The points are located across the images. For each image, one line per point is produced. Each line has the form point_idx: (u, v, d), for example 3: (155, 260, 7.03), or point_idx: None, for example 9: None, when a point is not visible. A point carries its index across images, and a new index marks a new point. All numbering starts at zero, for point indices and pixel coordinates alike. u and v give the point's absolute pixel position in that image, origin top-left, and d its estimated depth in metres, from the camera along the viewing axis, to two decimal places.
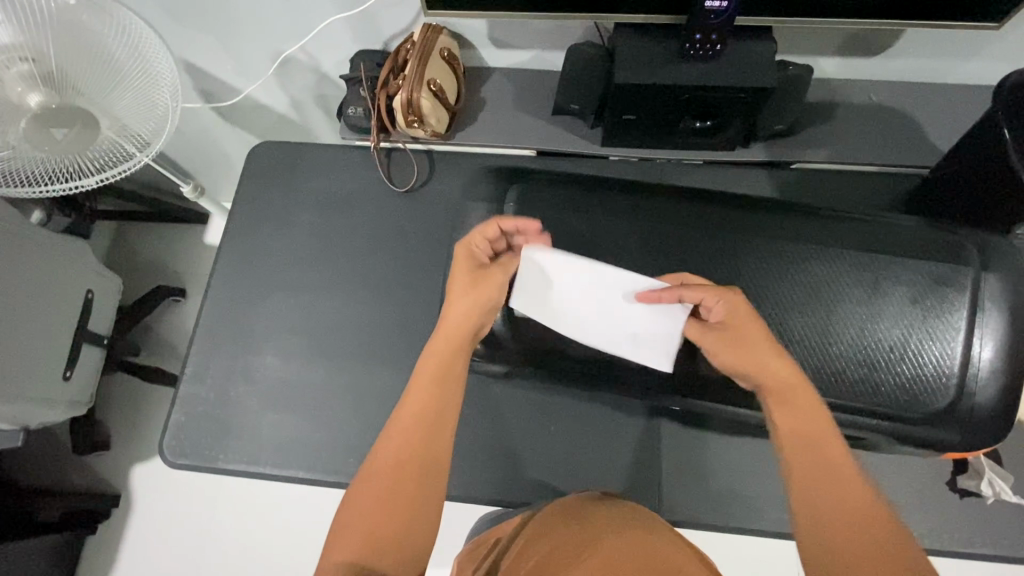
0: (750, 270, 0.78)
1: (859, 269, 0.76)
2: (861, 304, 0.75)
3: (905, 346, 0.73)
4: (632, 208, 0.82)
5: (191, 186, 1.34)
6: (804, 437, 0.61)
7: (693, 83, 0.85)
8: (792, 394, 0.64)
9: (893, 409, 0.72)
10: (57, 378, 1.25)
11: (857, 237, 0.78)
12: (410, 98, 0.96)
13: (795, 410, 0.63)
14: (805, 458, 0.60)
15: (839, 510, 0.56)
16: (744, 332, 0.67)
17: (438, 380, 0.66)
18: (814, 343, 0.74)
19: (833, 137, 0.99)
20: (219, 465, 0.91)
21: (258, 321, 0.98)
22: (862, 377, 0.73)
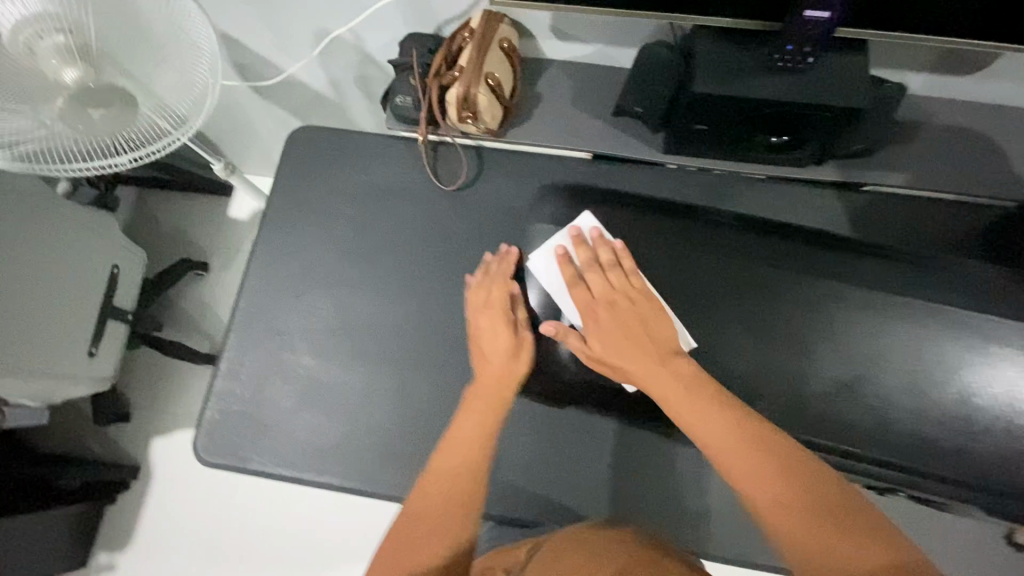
0: (815, 319, 0.85)
1: (919, 329, 0.82)
2: (914, 365, 0.81)
3: (952, 410, 0.79)
4: (715, 243, 0.89)
5: (222, 163, 1.28)
6: (719, 433, 0.70)
7: (775, 97, 0.79)
8: (673, 391, 0.75)
9: (928, 470, 0.79)
10: (82, 353, 1.23)
11: (897, 280, 0.84)
12: (466, 92, 0.90)
13: (686, 406, 0.74)
14: (728, 455, 0.68)
15: (787, 495, 0.65)
16: (606, 331, 0.81)
17: (474, 427, 0.79)
18: (861, 386, 0.81)
19: (913, 160, 0.93)
20: (253, 467, 0.90)
21: (295, 320, 0.95)
22: (906, 435, 0.80)
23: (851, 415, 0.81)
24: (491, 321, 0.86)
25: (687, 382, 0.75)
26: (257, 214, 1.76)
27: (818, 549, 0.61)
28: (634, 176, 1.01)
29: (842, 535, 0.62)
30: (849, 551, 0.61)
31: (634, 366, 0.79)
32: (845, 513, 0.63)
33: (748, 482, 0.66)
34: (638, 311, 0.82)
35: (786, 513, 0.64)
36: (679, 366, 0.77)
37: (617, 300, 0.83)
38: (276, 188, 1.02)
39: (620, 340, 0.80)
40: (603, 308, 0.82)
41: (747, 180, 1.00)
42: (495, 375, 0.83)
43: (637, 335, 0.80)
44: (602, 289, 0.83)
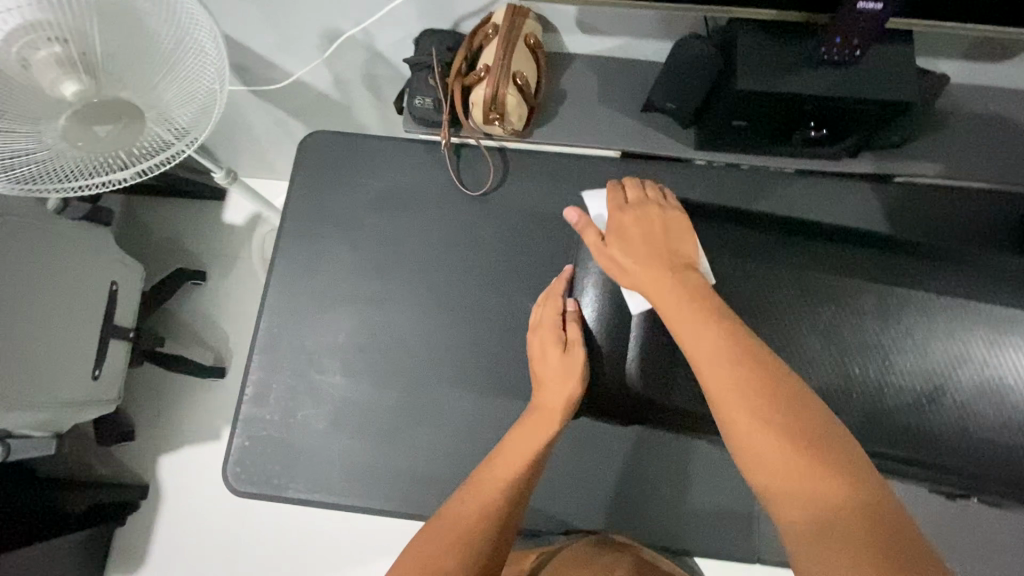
0: (829, 315, 0.74)
1: (946, 314, 0.71)
2: (951, 352, 0.69)
3: (1003, 399, 0.66)
4: (720, 248, 0.81)
5: (223, 171, 1.22)
6: (711, 337, 0.65)
7: (820, 92, 0.76)
8: (672, 295, 0.70)
9: (941, 458, 0.67)
10: (86, 378, 1.16)
11: (876, 269, 0.76)
12: (494, 92, 0.85)
13: (681, 309, 0.69)
14: (714, 355, 0.64)
15: (763, 405, 0.59)
16: (629, 244, 0.77)
17: (519, 456, 0.75)
18: (885, 370, 0.70)
19: (951, 149, 0.91)
20: (288, 494, 0.86)
21: (323, 339, 0.91)
22: (956, 433, 0.67)
23: (884, 417, 0.69)
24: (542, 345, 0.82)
25: (691, 291, 0.70)
26: (255, 219, 1.69)
27: (777, 461, 0.57)
28: (665, 175, 0.98)
29: (809, 456, 0.56)
30: (809, 472, 0.56)
31: (642, 273, 0.74)
32: (825, 441, 0.57)
33: (724, 381, 0.62)
34: (671, 235, 0.78)
35: (757, 420, 0.59)
36: (688, 279, 0.72)
37: (649, 223, 0.79)
38: (291, 200, 0.96)
39: (638, 251, 0.76)
40: (630, 225, 0.78)
41: (779, 176, 0.98)
42: (551, 402, 0.79)
43: (658, 246, 0.76)
44: (637, 207, 0.80)
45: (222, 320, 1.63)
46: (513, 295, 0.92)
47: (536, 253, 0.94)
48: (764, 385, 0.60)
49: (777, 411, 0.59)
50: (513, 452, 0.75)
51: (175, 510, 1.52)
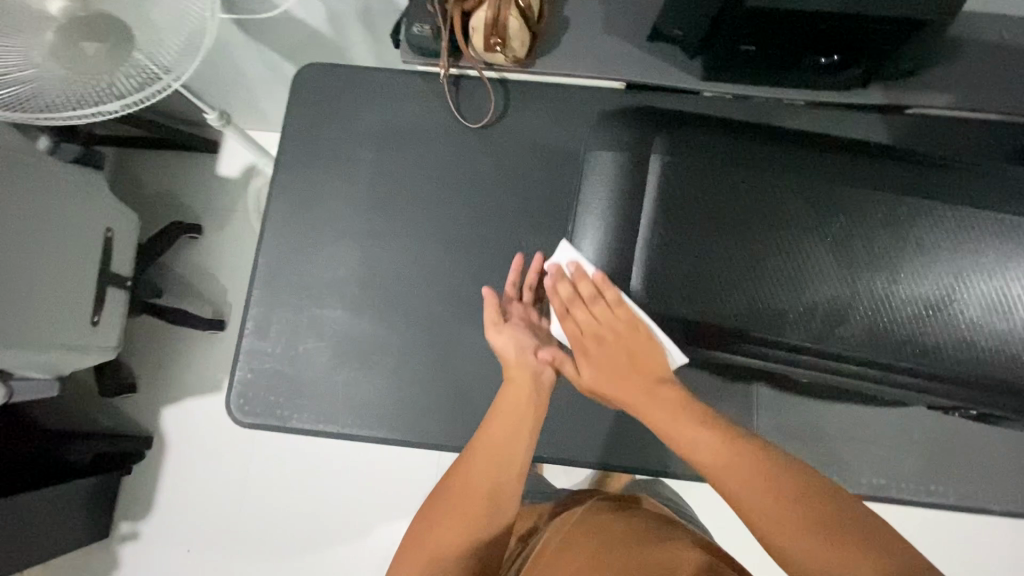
0: (846, 224, 0.66)
1: (958, 221, 0.65)
2: (954, 260, 0.63)
3: (1001, 306, 0.62)
4: (724, 152, 0.70)
5: (216, 112, 1.18)
6: (708, 451, 0.64)
7: (836, 8, 0.72)
8: (662, 419, 0.68)
9: (944, 369, 0.62)
10: (86, 322, 1.17)
11: (875, 175, 0.68)
12: (495, 15, 0.81)
13: (675, 429, 0.67)
14: (725, 479, 0.62)
15: (790, 512, 0.57)
16: (601, 362, 0.73)
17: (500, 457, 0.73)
18: (891, 283, 0.63)
19: (962, 78, 0.88)
20: (293, 424, 0.86)
21: (324, 273, 0.90)
22: (950, 341, 0.62)
23: (896, 333, 0.63)
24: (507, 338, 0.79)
25: (681, 412, 0.68)
26: (249, 170, 1.66)
27: (803, 547, 0.56)
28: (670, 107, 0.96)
29: (845, 547, 0.55)
30: (855, 570, 0.53)
31: (629, 396, 0.72)
32: (858, 532, 0.56)
33: (748, 497, 0.60)
34: (625, 342, 0.71)
35: (790, 528, 0.57)
36: (668, 397, 0.69)
37: (604, 335, 0.72)
38: (287, 134, 0.94)
39: (613, 371, 0.73)
40: (590, 340, 0.73)
41: (786, 108, 0.96)
42: (523, 373, 0.77)
43: (629, 369, 0.72)
44: (586, 321, 0.73)
45: (219, 272, 1.61)
46: (515, 228, 0.91)
47: (538, 187, 0.92)
48: (770, 499, 0.59)
49: (803, 512, 0.57)
50: (497, 435, 0.73)
51: (179, 460, 1.53)
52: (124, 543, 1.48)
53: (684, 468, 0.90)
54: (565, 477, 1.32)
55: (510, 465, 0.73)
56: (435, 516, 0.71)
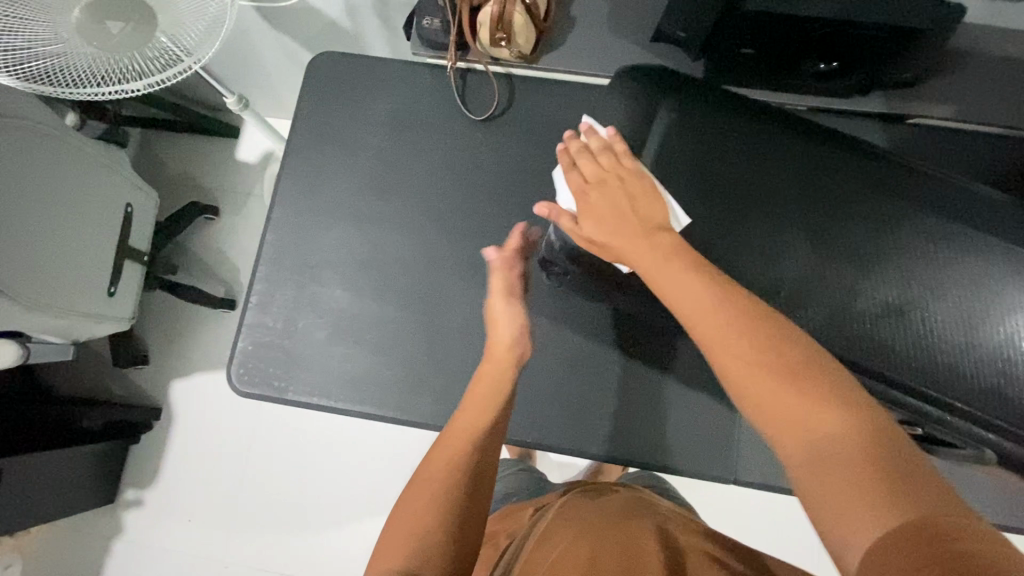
0: (822, 216, 0.70)
1: (969, 250, 0.66)
2: (965, 282, 0.64)
3: (963, 331, 0.63)
4: (723, 121, 0.77)
5: (234, 97, 1.22)
6: (696, 300, 0.57)
7: (829, 13, 0.74)
8: (651, 262, 0.61)
9: (929, 396, 0.63)
10: (103, 293, 1.22)
11: (882, 182, 0.71)
12: (501, 11, 0.83)
13: (658, 269, 0.61)
14: (700, 321, 0.56)
15: (758, 358, 0.52)
16: (597, 209, 0.68)
17: (470, 431, 0.70)
18: (872, 284, 0.67)
19: (963, 90, 0.89)
20: (289, 397, 0.89)
21: (327, 253, 0.94)
22: (903, 351, 0.64)
23: (878, 339, 0.65)
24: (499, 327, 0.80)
25: (668, 252, 0.61)
26: (267, 156, 1.71)
27: (784, 423, 0.50)
28: None
29: (810, 396, 0.49)
30: (816, 419, 0.49)
31: (619, 240, 0.65)
32: (829, 384, 0.50)
33: (745, 378, 0.52)
34: (629, 189, 0.68)
35: (757, 372, 0.52)
36: (661, 240, 0.63)
37: (608, 181, 0.69)
38: (298, 120, 0.98)
39: (606, 217, 0.67)
40: (592, 190, 0.69)
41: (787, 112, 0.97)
42: (499, 361, 0.77)
43: (626, 212, 0.66)
44: (592, 171, 0.70)
45: (233, 253, 1.67)
46: (512, 218, 0.94)
47: (538, 179, 0.95)
48: (760, 370, 0.52)
49: (802, 390, 0.50)
50: (465, 419, 0.71)
51: (184, 433, 1.58)
52: (129, 509, 1.54)
53: (672, 461, 0.89)
54: (557, 470, 1.34)
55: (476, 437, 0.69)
56: (405, 502, 0.65)
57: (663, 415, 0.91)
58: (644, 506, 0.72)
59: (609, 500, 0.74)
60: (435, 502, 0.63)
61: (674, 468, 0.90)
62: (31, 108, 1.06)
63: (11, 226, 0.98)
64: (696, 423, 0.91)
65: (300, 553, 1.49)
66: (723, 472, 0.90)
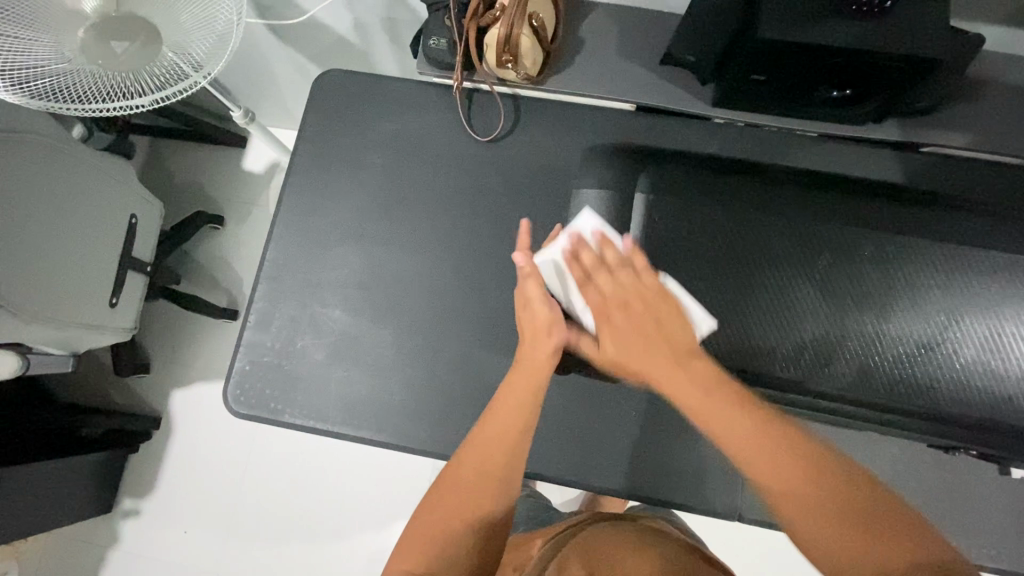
0: (827, 268, 0.74)
1: (968, 274, 0.71)
2: (983, 309, 0.70)
3: (993, 355, 0.69)
4: (702, 190, 0.80)
5: (241, 111, 1.22)
6: (742, 439, 0.56)
7: (846, 43, 0.72)
8: (689, 395, 0.58)
9: (957, 419, 0.69)
10: (105, 304, 1.22)
11: (875, 217, 0.75)
12: (508, 34, 0.82)
13: (698, 398, 0.58)
14: (733, 440, 0.56)
15: (799, 485, 0.53)
16: (621, 335, 0.64)
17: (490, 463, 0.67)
18: (886, 330, 0.71)
19: (978, 120, 0.86)
20: (284, 419, 0.88)
21: (326, 273, 0.93)
22: (934, 384, 0.69)
23: (906, 382, 0.69)
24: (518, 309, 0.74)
25: (705, 384, 0.59)
26: (273, 167, 1.71)
27: (828, 536, 0.51)
28: (680, 131, 0.95)
29: (852, 519, 0.51)
30: (861, 547, 0.50)
31: (643, 368, 0.62)
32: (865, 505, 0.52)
33: (788, 493, 0.53)
34: (654, 315, 0.63)
35: (803, 496, 0.53)
36: (697, 367, 0.60)
37: (634, 307, 0.64)
38: (302, 138, 0.97)
39: (630, 345, 0.63)
40: (616, 314, 0.64)
41: (797, 138, 0.95)
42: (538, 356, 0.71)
43: (652, 339, 0.62)
44: (614, 292, 0.65)
45: (237, 263, 1.66)
46: (516, 242, 0.92)
47: (543, 204, 0.93)
48: (800, 496, 0.53)
49: (836, 510, 0.52)
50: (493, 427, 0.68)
51: (182, 445, 1.56)
52: (126, 518, 1.52)
53: (676, 496, 0.87)
54: (559, 494, 1.31)
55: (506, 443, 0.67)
56: (421, 520, 0.66)
57: (667, 447, 0.88)
58: (657, 538, 0.67)
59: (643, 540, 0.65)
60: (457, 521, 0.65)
61: (676, 502, 0.87)
62: (38, 120, 1.06)
63: (13, 238, 0.98)
64: (700, 453, 0.88)
65: (297, 568, 1.47)
66: (726, 506, 0.87)
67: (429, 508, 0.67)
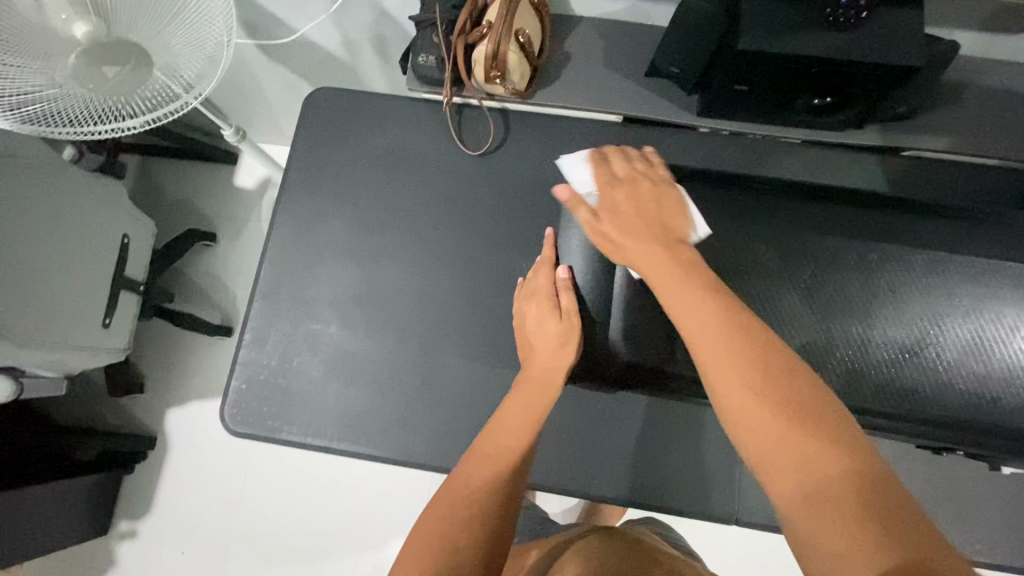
0: (811, 277, 0.75)
1: (948, 279, 0.72)
2: (963, 309, 0.71)
3: (976, 357, 0.70)
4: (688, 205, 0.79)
5: (231, 128, 1.22)
6: (704, 322, 0.59)
7: (825, 55, 0.74)
8: (664, 270, 0.66)
9: (947, 422, 0.69)
10: (97, 325, 1.22)
11: (855, 227, 0.76)
12: (495, 50, 0.83)
13: (672, 280, 0.65)
14: (704, 341, 0.58)
15: (757, 385, 0.54)
16: (620, 211, 0.74)
17: (491, 459, 0.68)
18: (869, 335, 0.72)
19: (957, 123, 0.89)
20: (282, 436, 0.89)
21: (321, 289, 0.93)
22: (920, 387, 0.70)
23: (892, 386, 0.70)
24: (535, 311, 0.80)
25: (678, 268, 0.66)
26: (265, 182, 1.71)
27: (772, 442, 0.51)
28: (667, 140, 0.97)
29: (809, 427, 0.50)
30: (815, 458, 0.49)
31: (637, 249, 0.71)
32: (826, 420, 0.51)
33: (730, 388, 0.55)
34: (655, 198, 0.75)
35: (755, 410, 0.53)
36: (680, 254, 0.68)
37: (643, 187, 0.76)
38: (294, 155, 0.98)
39: (631, 223, 0.73)
40: (621, 190, 0.76)
41: (781, 145, 0.97)
42: (544, 370, 0.76)
43: (649, 220, 0.73)
44: (627, 173, 0.78)
45: (230, 280, 1.66)
46: (509, 254, 0.93)
47: (534, 215, 0.94)
48: (748, 387, 0.54)
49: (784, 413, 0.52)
50: (500, 433, 0.71)
51: (179, 464, 1.55)
52: (122, 540, 1.51)
53: (674, 502, 0.88)
54: (559, 503, 1.31)
55: (513, 453, 0.69)
56: (428, 518, 0.62)
57: (663, 453, 0.89)
58: (657, 558, 0.67)
59: (639, 550, 0.68)
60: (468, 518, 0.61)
61: (675, 509, 0.88)
62: (29, 143, 1.06)
63: (6, 262, 0.98)
64: (696, 458, 0.89)
65: None
66: (724, 510, 0.88)
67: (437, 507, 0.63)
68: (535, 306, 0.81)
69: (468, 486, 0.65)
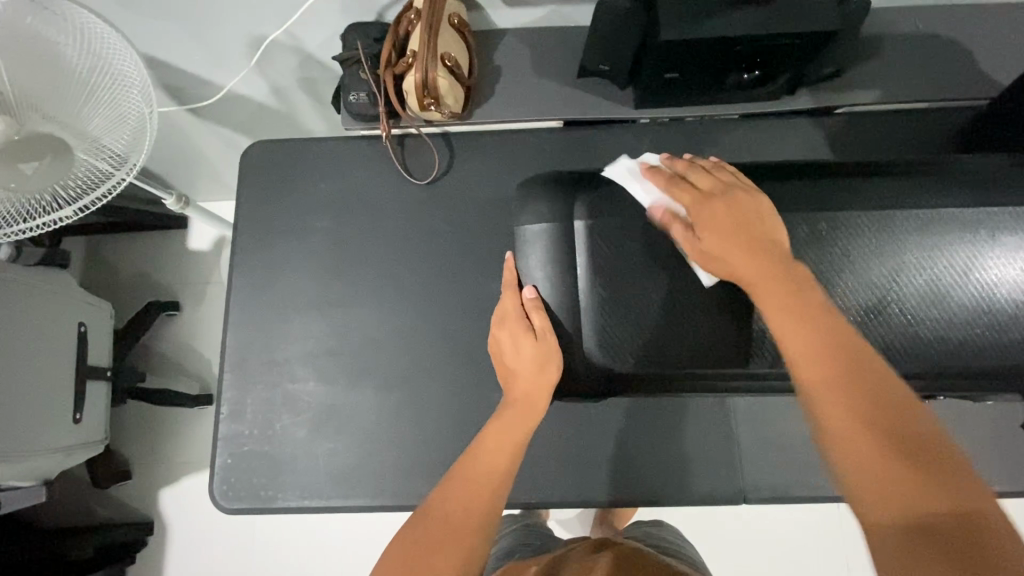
0: None
1: (901, 234, 0.73)
2: (922, 262, 0.72)
3: (936, 304, 0.72)
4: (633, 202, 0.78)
5: (173, 196, 1.18)
6: (814, 346, 0.56)
7: (744, 32, 0.75)
8: (774, 291, 0.61)
9: (916, 373, 0.72)
10: (68, 422, 1.17)
11: (798, 198, 0.76)
12: (424, 77, 0.82)
13: (780, 297, 0.60)
14: (816, 369, 0.55)
15: (866, 415, 0.51)
16: (717, 220, 0.66)
17: (480, 483, 0.66)
18: (833, 302, 0.73)
19: (881, 74, 0.91)
20: (279, 504, 0.86)
21: (292, 346, 0.91)
22: (886, 344, 0.72)
23: None
24: (509, 335, 0.78)
25: (789, 284, 0.61)
26: (219, 241, 1.67)
27: (873, 475, 0.49)
28: (611, 137, 0.97)
29: (924, 467, 0.48)
30: (926, 495, 0.47)
31: (740, 264, 0.63)
32: (945, 463, 0.49)
33: (838, 418, 0.52)
34: (755, 206, 0.67)
35: (865, 443, 0.50)
36: (793, 270, 0.62)
37: (733, 194, 0.67)
38: (242, 216, 0.96)
39: (732, 233, 0.65)
40: (719, 201, 0.67)
41: (722, 122, 0.98)
42: (529, 391, 0.75)
43: (750, 230, 0.65)
44: (712, 181, 0.69)
45: (200, 347, 1.61)
46: (475, 279, 0.92)
47: (494, 234, 0.94)
48: (859, 419, 0.51)
49: (890, 446, 0.50)
50: (486, 452, 0.69)
51: (178, 546, 1.49)
52: None
53: (680, 493, 0.88)
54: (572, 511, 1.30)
55: (500, 472, 0.67)
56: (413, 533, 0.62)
57: (661, 446, 0.90)
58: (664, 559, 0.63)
59: (645, 555, 0.64)
60: (454, 540, 0.61)
61: (683, 499, 0.89)
62: None
63: None
64: (695, 445, 0.90)
65: None
66: (731, 491, 0.89)
67: (422, 521, 0.63)
68: (509, 330, 0.78)
69: (453, 504, 0.64)
